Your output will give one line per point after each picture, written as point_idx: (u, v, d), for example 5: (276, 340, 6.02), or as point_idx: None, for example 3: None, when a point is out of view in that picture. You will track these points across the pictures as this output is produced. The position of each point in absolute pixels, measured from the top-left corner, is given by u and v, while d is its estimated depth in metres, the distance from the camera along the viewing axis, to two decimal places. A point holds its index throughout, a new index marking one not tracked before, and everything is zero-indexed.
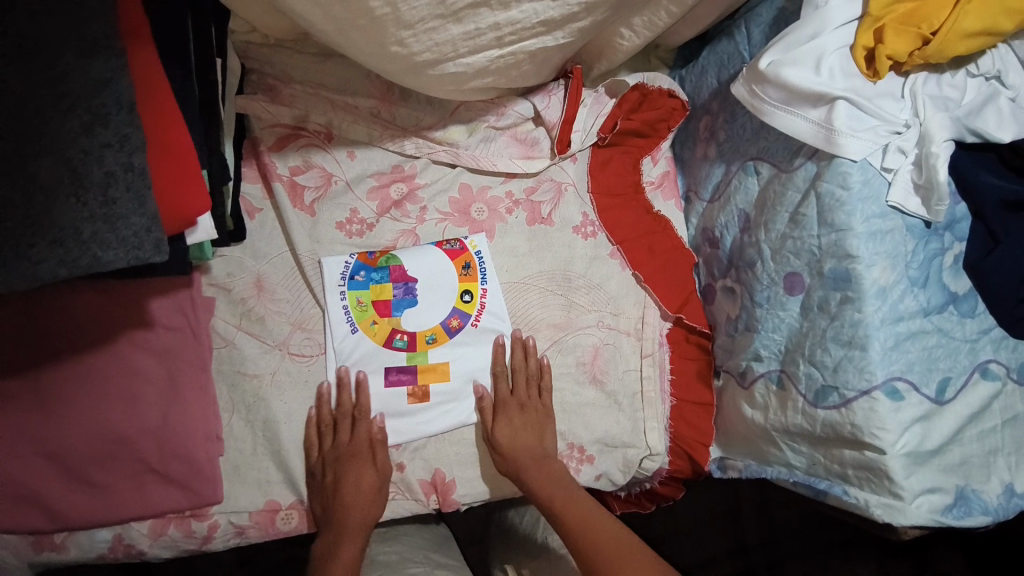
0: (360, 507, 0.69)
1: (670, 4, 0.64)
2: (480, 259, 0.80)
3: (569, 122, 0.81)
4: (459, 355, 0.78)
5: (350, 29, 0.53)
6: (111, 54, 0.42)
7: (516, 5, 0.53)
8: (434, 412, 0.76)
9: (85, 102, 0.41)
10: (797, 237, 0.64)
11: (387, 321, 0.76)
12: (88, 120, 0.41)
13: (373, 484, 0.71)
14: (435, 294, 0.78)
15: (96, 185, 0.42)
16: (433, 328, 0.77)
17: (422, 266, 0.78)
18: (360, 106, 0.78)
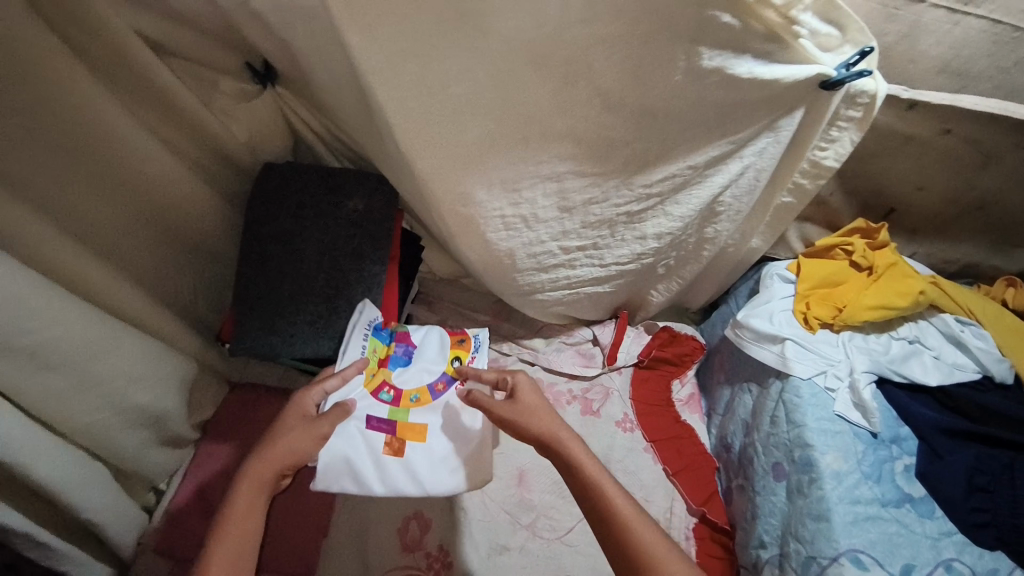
0: (265, 463, 0.63)
1: (677, 278, 1.02)
2: (476, 336, 0.84)
3: (616, 344, 1.15)
4: (438, 416, 0.77)
5: (487, 271, 0.94)
6: (377, 263, 0.82)
7: (577, 266, 0.93)
8: (401, 468, 0.73)
9: (360, 282, 0.81)
10: (775, 433, 0.87)
11: (380, 374, 0.79)
12: (359, 289, 0.81)
13: (285, 449, 0.64)
14: (427, 360, 0.82)
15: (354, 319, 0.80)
16: (419, 389, 0.79)
17: (425, 334, 0.84)
18: (478, 317, 1.21)
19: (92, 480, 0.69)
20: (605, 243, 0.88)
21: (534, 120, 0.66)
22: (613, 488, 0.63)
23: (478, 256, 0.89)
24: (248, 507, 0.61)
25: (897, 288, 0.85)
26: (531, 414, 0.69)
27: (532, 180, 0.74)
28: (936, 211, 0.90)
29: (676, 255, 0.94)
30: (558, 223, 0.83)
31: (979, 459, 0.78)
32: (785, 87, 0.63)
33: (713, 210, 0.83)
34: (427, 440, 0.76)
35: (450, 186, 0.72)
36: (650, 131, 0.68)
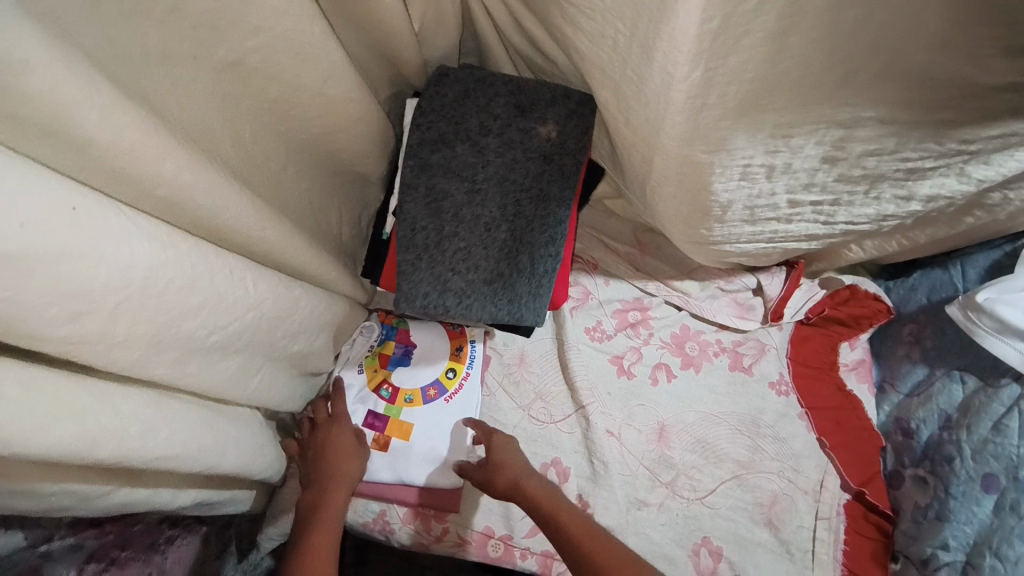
0: (336, 466, 0.80)
1: (902, 239, 0.82)
2: (473, 347, 0.92)
3: (785, 299, 1.01)
4: (426, 420, 0.87)
5: (678, 219, 0.75)
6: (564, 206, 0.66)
7: (796, 222, 0.74)
8: (386, 462, 0.85)
9: (546, 231, 0.65)
10: (998, 442, 0.79)
11: (380, 372, 0.89)
12: (546, 241, 0.65)
13: (335, 504, 0.78)
14: (425, 362, 0.90)
15: (537, 275, 0.65)
16: (413, 390, 0.89)
17: (425, 336, 0.92)
18: (622, 251, 1.06)
19: (256, 441, 0.64)
20: (850, 199, 0.68)
21: (883, 49, 0.45)
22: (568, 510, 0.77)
23: (683, 201, 0.70)
24: (337, 514, 0.77)
25: None
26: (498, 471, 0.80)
27: (818, 125, 0.54)
28: None
29: (927, 217, 0.74)
30: (807, 175, 0.63)
31: None
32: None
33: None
34: (413, 440, 0.86)
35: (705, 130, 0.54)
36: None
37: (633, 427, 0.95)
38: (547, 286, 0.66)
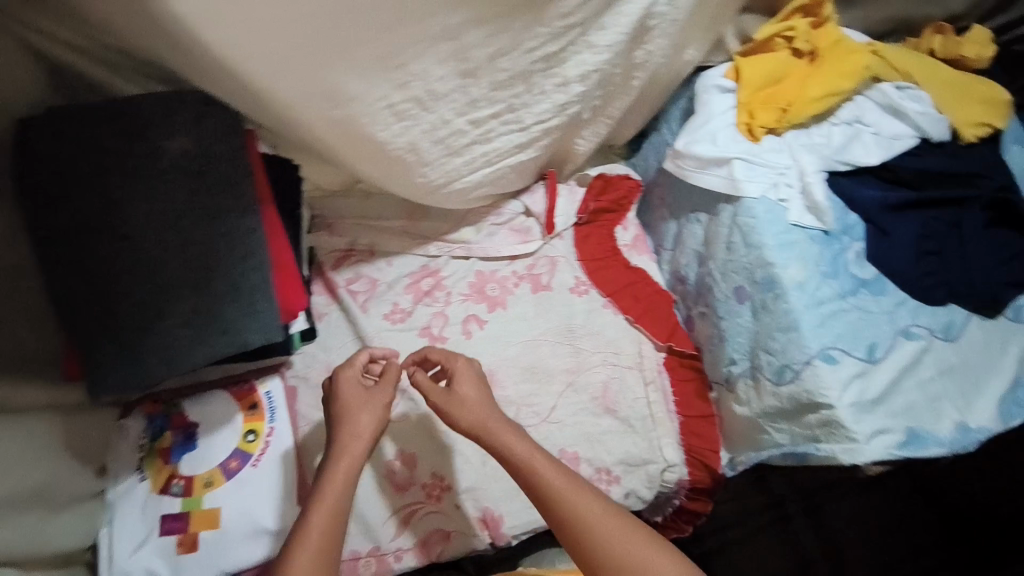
0: (357, 439, 0.70)
1: (604, 120, 0.89)
2: (269, 397, 0.85)
3: (551, 210, 1.04)
4: (235, 497, 0.78)
5: (384, 177, 0.73)
6: (245, 214, 0.63)
7: (495, 139, 0.76)
8: (201, 560, 0.75)
9: (234, 246, 0.62)
10: (732, 258, 0.82)
11: (165, 469, 0.79)
12: (236, 256, 0.63)
13: (338, 491, 0.66)
14: (216, 437, 0.81)
15: (245, 295, 0.63)
16: (211, 471, 0.79)
17: (205, 410, 0.82)
18: (393, 227, 1.04)
19: None
20: (524, 100, 0.71)
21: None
22: (540, 461, 0.68)
23: (371, 159, 0.67)
24: (339, 492, 0.66)
25: (840, 70, 0.76)
26: (466, 412, 0.73)
27: (421, 43, 0.55)
28: None
29: (603, 92, 0.79)
30: (463, 93, 0.64)
31: (923, 225, 0.78)
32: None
33: (646, 26, 0.68)
34: (223, 525, 0.77)
35: (306, 83, 0.53)
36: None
37: None
38: (260, 305, 0.63)
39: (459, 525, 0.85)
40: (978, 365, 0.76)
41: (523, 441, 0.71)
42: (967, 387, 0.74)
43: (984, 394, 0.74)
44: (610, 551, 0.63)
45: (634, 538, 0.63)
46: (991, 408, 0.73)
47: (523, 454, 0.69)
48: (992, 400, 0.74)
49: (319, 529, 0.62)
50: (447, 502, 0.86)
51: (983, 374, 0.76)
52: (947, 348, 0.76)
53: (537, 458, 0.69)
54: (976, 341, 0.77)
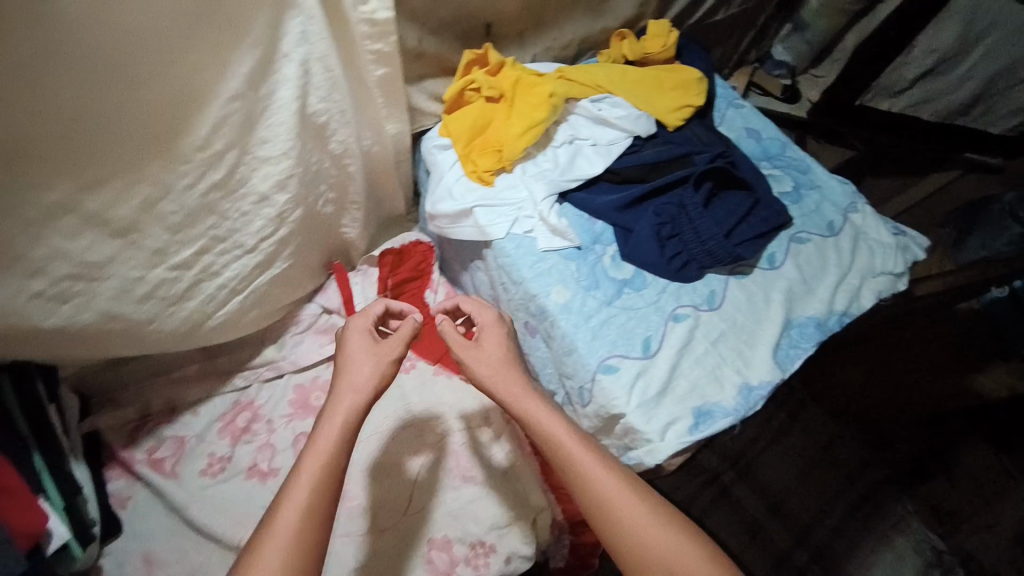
0: (347, 394, 0.67)
1: (353, 207, 0.89)
2: None
3: (348, 298, 1.01)
4: None
5: (108, 347, 0.70)
6: None
7: (224, 270, 0.73)
8: None
9: None
10: (509, 298, 0.84)
11: None
12: None
13: (338, 468, 0.60)
14: None
15: None
16: None
17: None
18: (186, 375, 0.97)
19: None
20: (227, 228, 0.69)
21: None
22: (572, 441, 0.63)
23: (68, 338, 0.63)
24: (333, 469, 0.60)
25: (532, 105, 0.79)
26: (478, 367, 0.69)
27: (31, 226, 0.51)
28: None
29: (325, 187, 0.79)
30: (137, 248, 0.61)
31: (658, 215, 0.83)
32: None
33: (319, 123, 0.68)
34: None
35: None
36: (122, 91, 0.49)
37: None
38: None
39: None
40: (748, 322, 0.81)
41: (512, 387, 0.68)
42: (742, 347, 0.79)
43: (758, 348, 0.78)
44: (600, 502, 0.59)
45: (643, 505, 0.59)
46: (767, 359, 0.77)
47: (557, 434, 0.63)
48: (767, 351, 0.78)
49: (306, 510, 0.56)
50: None
51: (755, 328, 0.80)
52: (713, 317, 0.80)
53: (582, 439, 0.64)
54: (740, 300, 0.82)
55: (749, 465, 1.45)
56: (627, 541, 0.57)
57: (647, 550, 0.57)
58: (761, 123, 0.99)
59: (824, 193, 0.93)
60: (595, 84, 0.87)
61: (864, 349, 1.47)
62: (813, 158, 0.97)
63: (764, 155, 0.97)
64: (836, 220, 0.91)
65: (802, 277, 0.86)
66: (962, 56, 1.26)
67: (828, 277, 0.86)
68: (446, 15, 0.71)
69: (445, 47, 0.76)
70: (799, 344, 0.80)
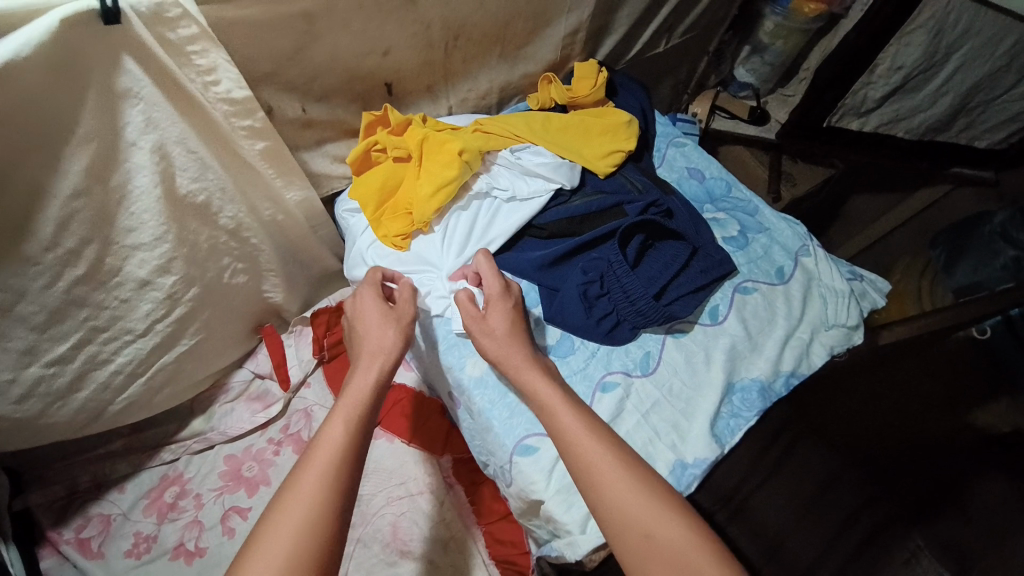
0: (374, 356, 0.61)
1: (273, 274, 0.86)
2: None
3: (280, 363, 0.98)
4: None
5: None
6: None
7: (116, 356, 0.69)
8: None
9: None
10: (431, 368, 0.79)
11: None
12: None
13: (350, 439, 0.52)
14: None
15: None
16: None
17: None
18: (112, 450, 0.92)
19: None
20: (109, 317, 0.65)
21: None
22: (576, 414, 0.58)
23: None
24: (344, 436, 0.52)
25: (442, 162, 0.74)
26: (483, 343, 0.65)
27: None
28: (450, 51, 0.78)
29: (228, 260, 0.76)
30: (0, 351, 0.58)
31: (584, 271, 0.77)
32: (25, 68, 0.44)
33: (199, 203, 0.65)
34: None
35: None
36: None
37: None
38: None
39: None
40: (686, 388, 0.74)
41: (514, 359, 0.63)
42: (679, 416, 0.71)
43: (696, 419, 0.71)
44: (612, 492, 0.51)
45: (643, 503, 0.50)
46: (705, 430, 0.70)
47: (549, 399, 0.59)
48: (706, 420, 0.71)
49: (323, 473, 0.49)
50: None
51: (694, 394, 0.73)
52: (647, 383, 0.73)
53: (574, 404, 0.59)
54: (677, 362, 0.75)
55: (745, 503, 1.13)
56: (638, 526, 0.49)
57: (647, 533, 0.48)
58: (704, 161, 0.97)
59: (772, 236, 0.89)
60: (509, 134, 0.83)
61: (856, 380, 1.46)
62: (762, 200, 0.94)
63: (708, 198, 0.94)
64: (785, 265, 0.85)
65: (748, 333, 0.78)
66: (931, 72, 1.21)
67: (776, 332, 0.79)
68: (334, 82, 0.69)
69: (340, 111, 0.73)
70: (740, 413, 0.73)
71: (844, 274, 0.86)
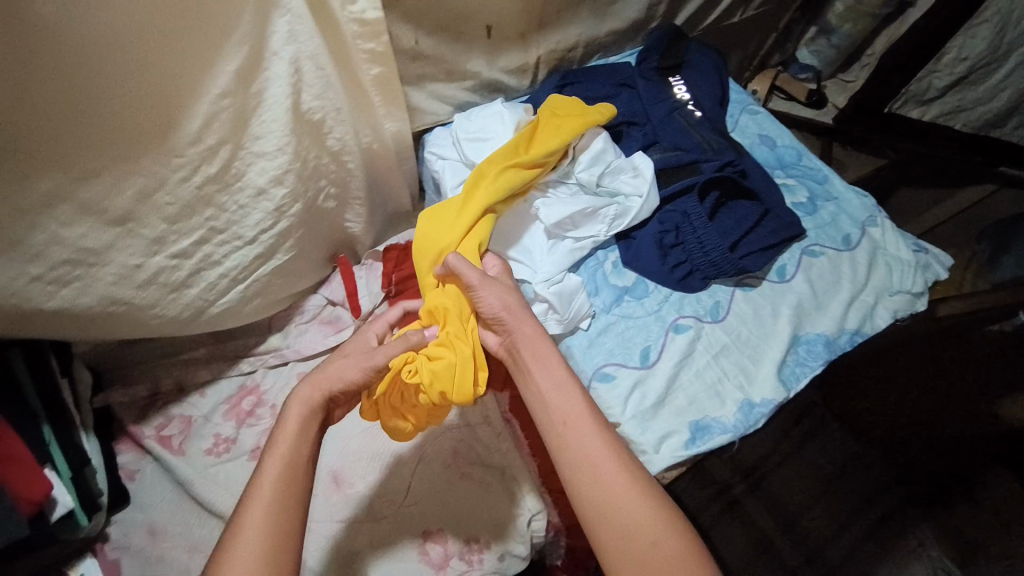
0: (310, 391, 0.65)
1: (355, 201, 0.90)
2: None
3: (353, 293, 1.02)
4: None
5: (111, 331, 0.70)
6: None
7: (224, 259, 0.74)
8: None
9: None
10: None
11: None
12: None
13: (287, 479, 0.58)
14: None
15: None
16: None
17: None
18: (196, 356, 0.99)
19: None
20: (225, 220, 0.70)
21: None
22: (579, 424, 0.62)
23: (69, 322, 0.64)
24: (285, 479, 0.58)
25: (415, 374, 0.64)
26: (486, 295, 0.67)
27: (29, 214, 0.52)
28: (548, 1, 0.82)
29: (325, 182, 0.80)
30: (135, 237, 0.62)
31: (660, 222, 0.82)
32: None
33: (315, 120, 0.69)
34: None
35: None
36: (90, 81, 0.49)
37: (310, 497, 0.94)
38: None
39: None
40: (754, 337, 0.78)
41: (524, 328, 0.67)
42: (746, 361, 0.76)
43: (763, 366, 0.75)
44: (605, 500, 0.58)
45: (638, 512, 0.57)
46: (772, 375, 0.74)
47: (556, 399, 0.63)
48: (774, 367, 0.75)
49: (257, 520, 0.56)
50: None
51: (762, 342, 0.77)
52: (717, 329, 0.78)
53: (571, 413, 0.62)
54: (746, 313, 0.79)
55: (763, 478, 1.33)
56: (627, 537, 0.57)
57: (623, 512, 0.57)
58: (775, 129, 0.99)
59: (841, 205, 0.91)
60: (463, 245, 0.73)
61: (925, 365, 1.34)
62: (834, 170, 0.96)
63: (778, 163, 0.96)
64: (852, 233, 0.88)
65: (814, 292, 0.82)
66: (992, 67, 1.22)
67: (842, 294, 0.82)
68: (443, 18, 0.73)
69: (444, 48, 0.77)
70: (806, 363, 0.77)
71: (911, 246, 0.88)
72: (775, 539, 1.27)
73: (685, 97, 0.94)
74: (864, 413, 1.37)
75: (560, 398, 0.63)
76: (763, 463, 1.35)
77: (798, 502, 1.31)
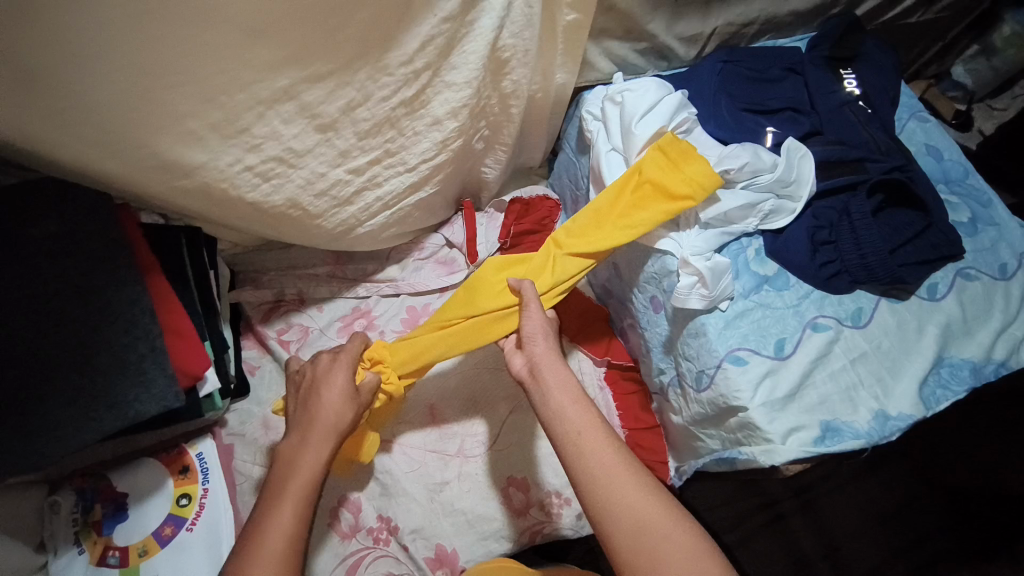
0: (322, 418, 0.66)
1: (500, 147, 0.89)
2: (202, 459, 0.87)
3: (471, 239, 1.04)
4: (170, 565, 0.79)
5: (277, 231, 0.74)
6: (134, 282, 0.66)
7: (385, 182, 0.76)
8: None
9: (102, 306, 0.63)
10: (643, 270, 0.83)
11: (100, 541, 0.79)
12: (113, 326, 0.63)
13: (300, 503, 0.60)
14: (145, 508, 0.82)
15: (113, 364, 0.63)
16: (143, 540, 0.80)
17: (135, 477, 0.83)
18: (319, 272, 1.03)
19: None
20: (399, 144, 0.72)
21: (195, 11, 0.46)
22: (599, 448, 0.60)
23: (254, 215, 0.68)
24: (300, 500, 0.60)
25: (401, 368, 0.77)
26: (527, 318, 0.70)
27: (257, 108, 0.56)
28: None
29: (486, 124, 0.81)
30: (328, 146, 0.65)
31: (814, 218, 0.80)
32: None
33: (501, 58, 0.70)
34: None
35: (134, 151, 0.53)
36: None
37: (404, 421, 0.98)
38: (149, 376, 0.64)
39: (410, 567, 0.89)
40: (894, 350, 0.76)
41: (546, 351, 0.68)
42: (883, 372, 0.74)
43: (902, 379, 0.74)
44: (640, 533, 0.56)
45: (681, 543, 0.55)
46: (911, 391, 0.73)
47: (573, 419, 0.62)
48: (912, 383, 0.74)
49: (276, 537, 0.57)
50: (393, 545, 0.90)
51: (903, 357, 0.75)
52: (857, 335, 0.76)
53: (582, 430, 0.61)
54: (889, 325, 0.77)
55: (813, 500, 1.20)
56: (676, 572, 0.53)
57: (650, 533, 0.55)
58: (944, 142, 0.94)
59: (1003, 232, 0.86)
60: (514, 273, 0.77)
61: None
62: (997, 194, 0.90)
63: (942, 178, 0.91)
64: (1010, 263, 0.84)
65: (964, 316, 0.79)
66: None
67: (991, 322, 0.79)
68: None
69: None
70: (948, 385, 0.75)
71: None
72: (813, 563, 1.16)
73: (855, 92, 0.90)
74: (931, 453, 1.23)
75: (582, 409, 0.63)
76: (818, 483, 1.21)
77: (846, 531, 1.19)
